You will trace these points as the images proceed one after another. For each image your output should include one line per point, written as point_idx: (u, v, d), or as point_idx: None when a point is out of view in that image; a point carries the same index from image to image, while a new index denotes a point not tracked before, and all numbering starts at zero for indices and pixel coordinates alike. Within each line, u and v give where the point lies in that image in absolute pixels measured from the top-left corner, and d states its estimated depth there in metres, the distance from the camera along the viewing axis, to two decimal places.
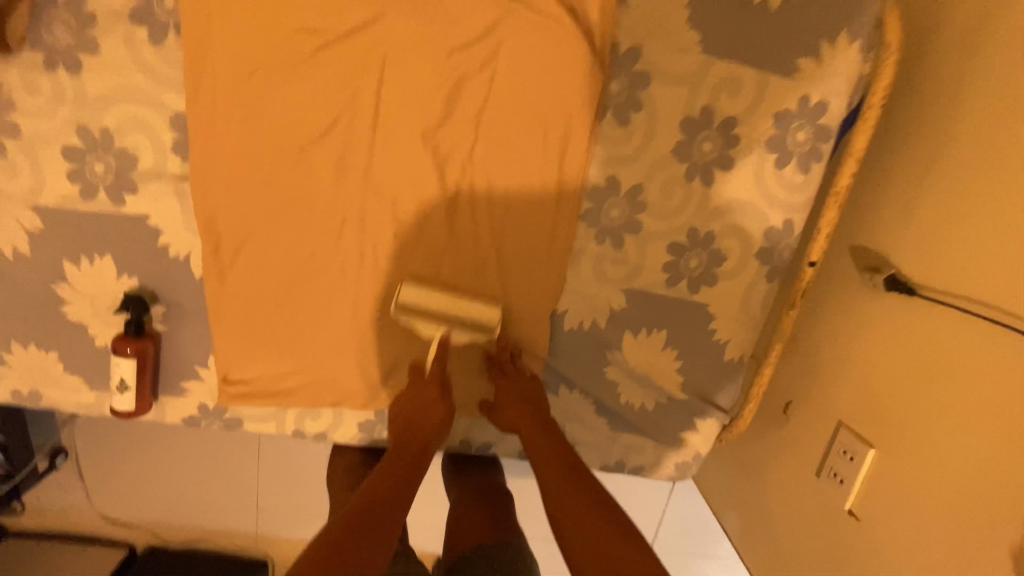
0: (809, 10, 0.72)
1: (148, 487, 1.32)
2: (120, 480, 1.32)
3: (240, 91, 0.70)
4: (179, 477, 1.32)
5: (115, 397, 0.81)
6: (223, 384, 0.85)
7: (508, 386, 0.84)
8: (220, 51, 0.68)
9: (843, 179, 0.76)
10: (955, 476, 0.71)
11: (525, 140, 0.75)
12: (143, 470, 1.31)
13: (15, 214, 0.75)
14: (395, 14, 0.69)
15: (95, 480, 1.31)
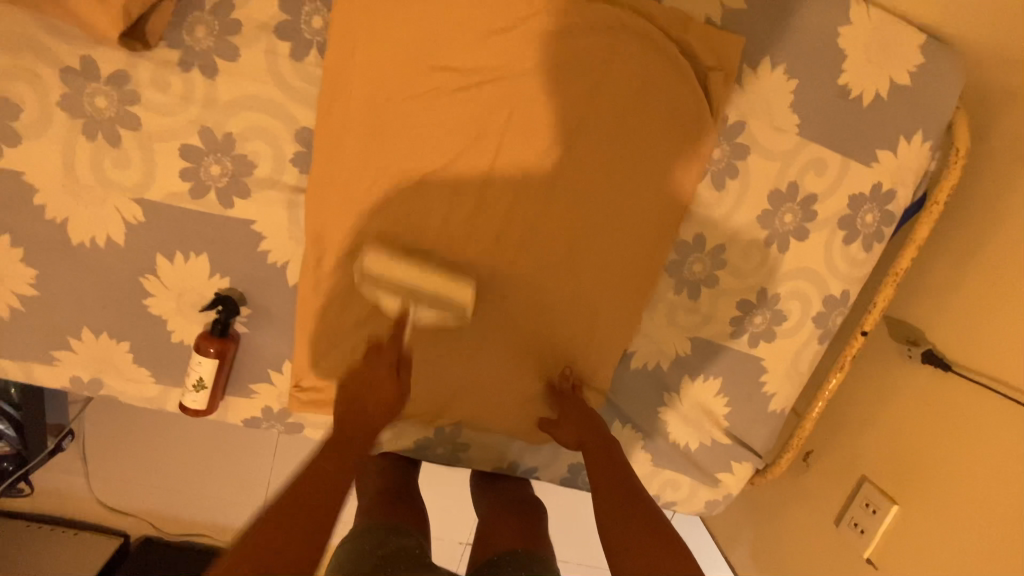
0: (896, 109, 0.80)
1: (150, 475, 1.20)
2: (122, 464, 1.19)
3: (374, 112, 0.72)
4: (188, 466, 1.20)
5: (188, 394, 0.81)
6: (294, 390, 0.84)
7: (570, 405, 0.86)
8: (362, 73, 0.70)
9: (903, 261, 0.84)
10: (980, 539, 0.78)
11: (640, 182, 0.79)
12: (150, 455, 1.19)
13: (117, 204, 0.74)
14: (531, 60, 0.73)
15: (96, 462, 1.18)
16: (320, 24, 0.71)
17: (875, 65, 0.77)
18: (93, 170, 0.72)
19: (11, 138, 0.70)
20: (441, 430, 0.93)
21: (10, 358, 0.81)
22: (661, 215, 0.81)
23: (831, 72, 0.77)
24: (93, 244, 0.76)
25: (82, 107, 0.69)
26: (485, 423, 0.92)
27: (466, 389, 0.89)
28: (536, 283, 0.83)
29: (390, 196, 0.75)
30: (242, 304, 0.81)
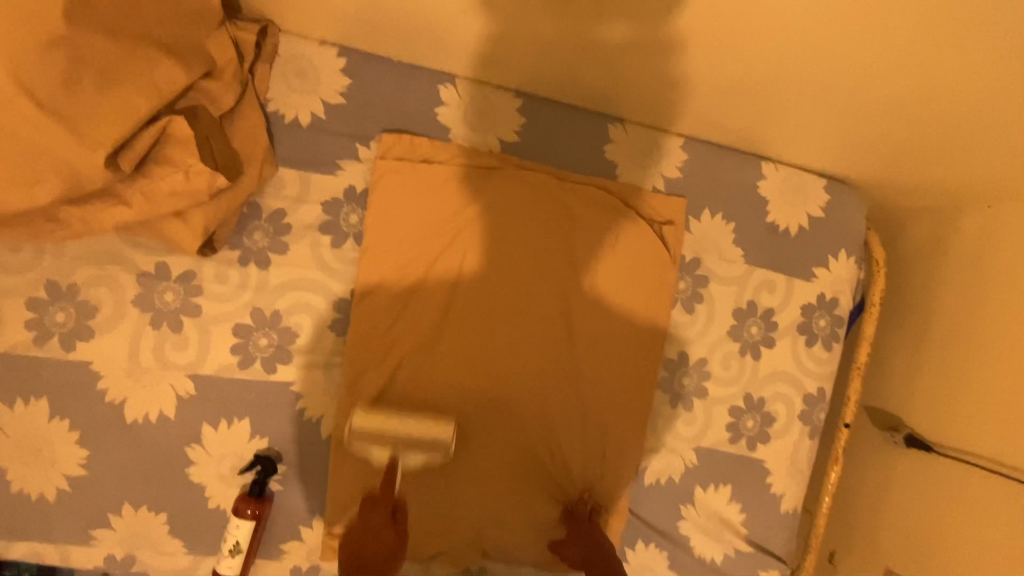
0: (819, 235, 0.98)
1: None
2: None
3: (401, 277, 0.87)
4: None
5: (224, 560, 0.84)
6: (328, 535, 0.88)
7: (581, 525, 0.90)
8: (389, 250, 0.87)
9: (861, 357, 0.97)
10: None
11: (627, 303, 0.93)
12: None
13: (173, 381, 0.84)
14: (523, 224, 0.90)
15: None
16: (355, 219, 0.88)
17: (794, 205, 0.97)
18: (156, 355, 0.83)
19: (86, 335, 0.82)
20: (468, 569, 0.95)
21: (48, 544, 0.83)
22: (651, 328, 0.94)
23: (762, 213, 0.96)
24: (147, 419, 0.84)
25: (152, 303, 0.83)
26: (510, 557, 0.94)
27: (490, 525, 0.93)
28: (550, 400, 0.92)
29: (412, 349, 0.87)
30: (278, 462, 0.87)
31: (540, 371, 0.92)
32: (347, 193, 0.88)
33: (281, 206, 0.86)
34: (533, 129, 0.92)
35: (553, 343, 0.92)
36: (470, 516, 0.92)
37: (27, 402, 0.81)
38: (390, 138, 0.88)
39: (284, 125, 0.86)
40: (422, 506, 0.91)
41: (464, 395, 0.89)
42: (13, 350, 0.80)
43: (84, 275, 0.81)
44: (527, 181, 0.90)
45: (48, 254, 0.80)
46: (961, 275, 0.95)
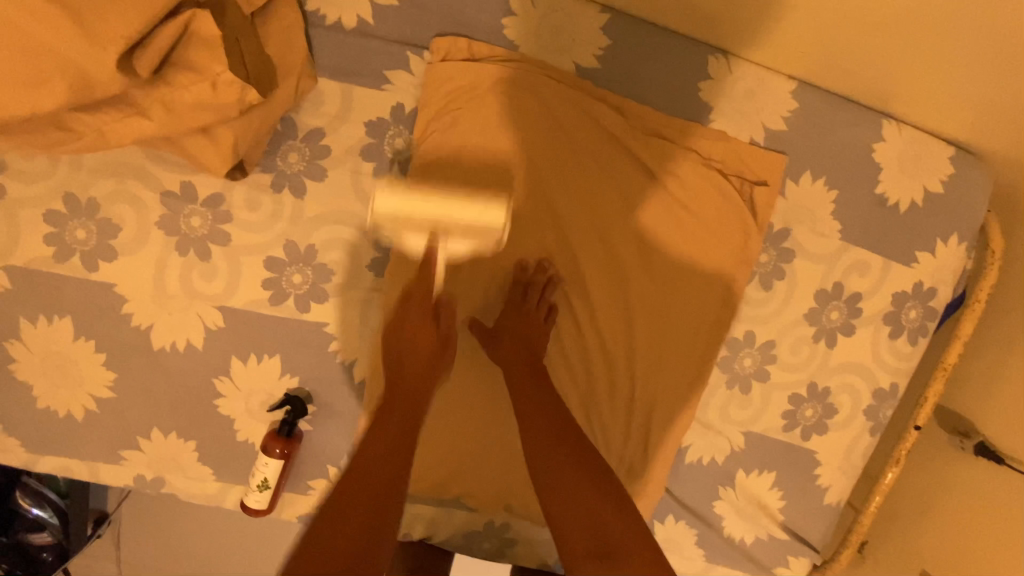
0: (932, 215, 0.84)
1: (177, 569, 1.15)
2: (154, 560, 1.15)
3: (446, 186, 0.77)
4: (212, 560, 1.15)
5: (252, 494, 0.82)
6: None
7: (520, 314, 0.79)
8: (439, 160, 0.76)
9: (950, 358, 0.86)
10: None
11: (695, 265, 0.82)
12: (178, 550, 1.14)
13: (199, 311, 0.79)
14: (590, 158, 0.78)
15: (132, 555, 1.15)
16: (402, 144, 0.77)
17: (909, 175, 0.82)
18: (182, 284, 0.77)
19: (109, 255, 0.75)
20: (490, 524, 0.93)
21: (81, 459, 0.84)
22: (718, 298, 0.83)
23: (869, 182, 0.82)
24: (174, 348, 0.80)
25: (177, 227, 0.75)
26: (535, 518, 0.92)
27: (518, 485, 0.90)
28: (591, 355, 0.85)
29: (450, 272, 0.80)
30: (308, 403, 0.83)
31: (586, 323, 0.84)
32: (394, 113, 0.76)
33: (320, 125, 0.75)
34: (616, 56, 0.77)
35: (605, 297, 0.83)
36: (498, 475, 0.89)
37: (51, 320, 0.77)
38: (445, 58, 0.75)
39: (325, 28, 0.73)
40: (453, 456, 0.88)
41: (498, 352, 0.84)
42: (33, 265, 0.75)
43: (104, 191, 0.73)
44: (605, 109, 0.77)
45: (65, 165, 0.73)
46: None
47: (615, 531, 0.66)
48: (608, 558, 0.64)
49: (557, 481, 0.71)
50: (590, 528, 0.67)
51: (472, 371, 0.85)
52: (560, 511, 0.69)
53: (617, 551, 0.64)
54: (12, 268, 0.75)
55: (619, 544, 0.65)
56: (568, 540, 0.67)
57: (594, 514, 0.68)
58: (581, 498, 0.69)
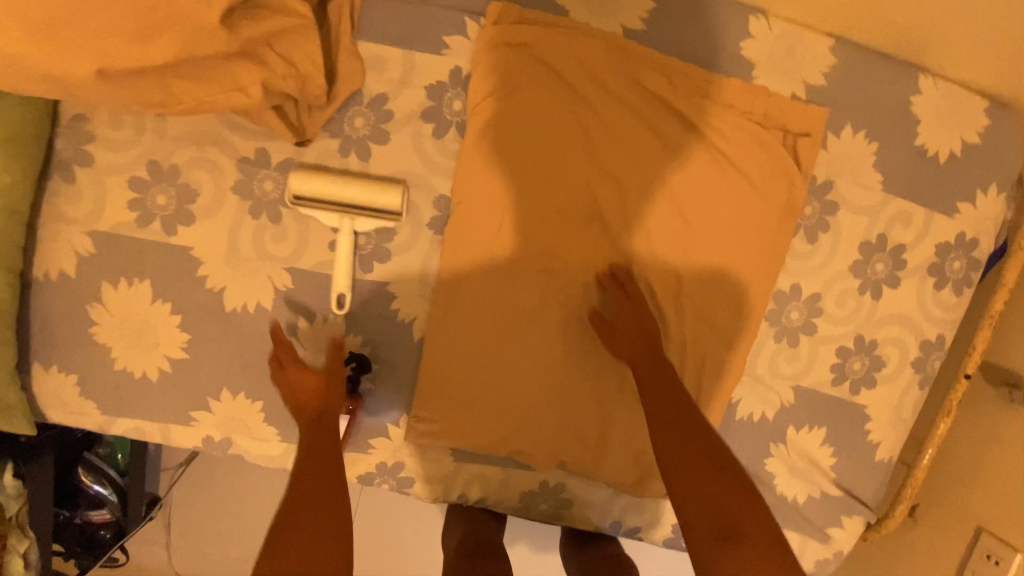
0: (971, 164, 0.86)
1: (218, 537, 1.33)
2: (197, 531, 1.33)
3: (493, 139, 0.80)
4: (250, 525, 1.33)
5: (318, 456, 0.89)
6: (413, 421, 0.89)
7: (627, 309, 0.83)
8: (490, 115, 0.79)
9: (996, 305, 0.88)
10: None
11: (740, 212, 0.84)
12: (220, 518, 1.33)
13: (270, 273, 0.82)
14: (637, 112, 0.81)
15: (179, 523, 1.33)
16: (460, 105, 0.80)
17: (947, 127, 0.85)
18: (254, 246, 0.81)
19: (187, 219, 0.80)
20: (545, 484, 0.95)
21: (152, 420, 0.87)
22: (764, 246, 0.85)
23: (909, 135, 0.84)
24: (245, 309, 0.84)
25: (251, 190, 0.80)
26: (591, 477, 0.94)
27: (571, 441, 0.92)
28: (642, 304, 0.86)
29: (501, 225, 0.83)
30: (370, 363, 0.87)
31: (633, 272, 0.85)
32: (453, 74, 0.80)
33: (385, 91, 0.79)
34: (661, 19, 0.81)
35: (652, 247, 0.85)
36: (551, 430, 0.91)
37: (130, 283, 0.82)
38: (498, 19, 0.78)
39: None
40: (507, 414, 0.90)
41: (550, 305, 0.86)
42: (116, 230, 0.80)
43: (185, 157, 0.78)
44: (651, 64, 0.81)
45: (150, 133, 0.78)
46: None
47: (735, 510, 0.65)
48: (731, 539, 0.63)
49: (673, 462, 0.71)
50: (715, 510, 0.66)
51: (524, 326, 0.87)
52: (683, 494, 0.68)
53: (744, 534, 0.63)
54: (97, 233, 0.80)
55: (744, 529, 0.64)
56: (696, 527, 0.65)
57: (715, 499, 0.67)
58: (700, 475, 0.69)
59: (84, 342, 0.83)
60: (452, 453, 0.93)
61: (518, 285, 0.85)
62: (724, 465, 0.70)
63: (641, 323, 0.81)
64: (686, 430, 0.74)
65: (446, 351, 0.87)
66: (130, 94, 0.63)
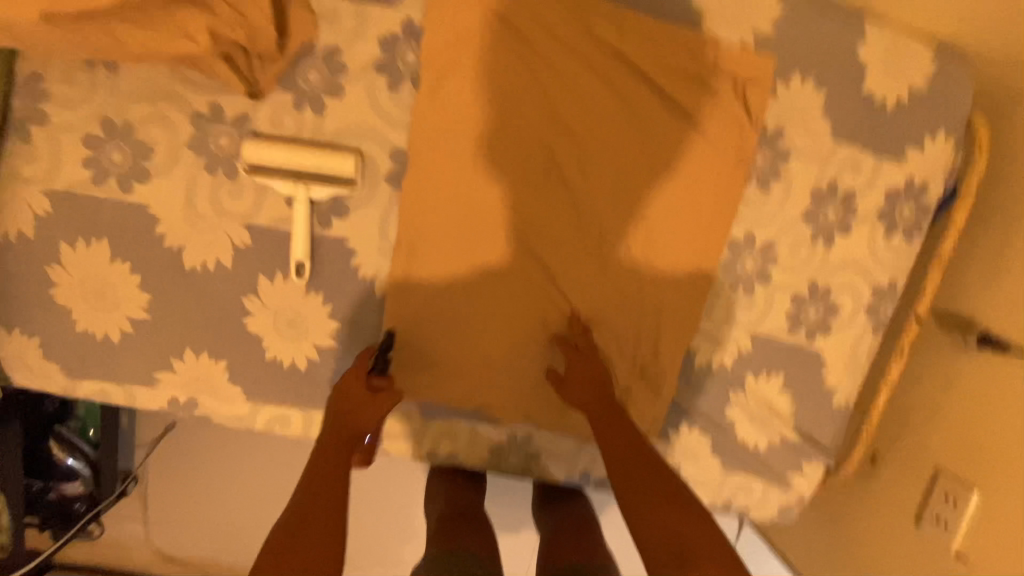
0: (919, 112, 0.88)
1: (203, 512, 1.36)
2: (180, 507, 1.35)
3: (447, 93, 0.81)
4: (234, 501, 1.36)
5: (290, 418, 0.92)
6: None
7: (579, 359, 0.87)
8: (444, 70, 0.80)
9: (946, 249, 0.90)
10: None
11: (693, 161, 0.86)
12: (205, 496, 1.35)
13: (228, 231, 0.83)
14: (588, 64, 0.83)
15: (160, 501, 1.35)
16: (414, 58, 0.80)
17: (895, 74, 0.87)
18: (211, 203, 0.82)
19: (143, 177, 0.80)
20: (513, 437, 0.97)
21: (116, 381, 0.88)
22: (718, 194, 0.87)
23: (856, 82, 0.86)
24: (205, 267, 0.84)
25: (206, 147, 0.80)
26: (556, 429, 0.96)
27: (536, 394, 0.93)
28: (599, 257, 0.88)
29: (458, 178, 0.83)
30: (334, 320, 0.88)
31: (589, 223, 0.87)
32: (405, 26, 0.80)
33: (337, 43, 0.79)
34: None
35: (609, 197, 0.86)
36: (515, 383, 0.92)
37: (89, 243, 0.81)
38: None
39: None
40: (470, 368, 0.91)
41: (509, 257, 0.87)
42: (72, 189, 0.79)
43: (138, 113, 0.78)
44: (602, 13, 0.81)
45: (101, 89, 0.77)
46: None
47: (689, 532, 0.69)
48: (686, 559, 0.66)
49: (627, 496, 0.76)
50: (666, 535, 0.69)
51: (483, 278, 0.88)
52: (639, 523, 0.72)
53: (695, 557, 0.66)
54: (53, 193, 0.79)
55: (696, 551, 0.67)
56: (653, 553, 0.68)
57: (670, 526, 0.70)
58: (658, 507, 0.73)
59: (44, 304, 0.83)
60: (419, 409, 0.94)
61: (477, 238, 0.86)
62: (676, 494, 0.74)
63: (593, 367, 0.86)
64: (644, 467, 0.78)
65: (407, 306, 0.87)
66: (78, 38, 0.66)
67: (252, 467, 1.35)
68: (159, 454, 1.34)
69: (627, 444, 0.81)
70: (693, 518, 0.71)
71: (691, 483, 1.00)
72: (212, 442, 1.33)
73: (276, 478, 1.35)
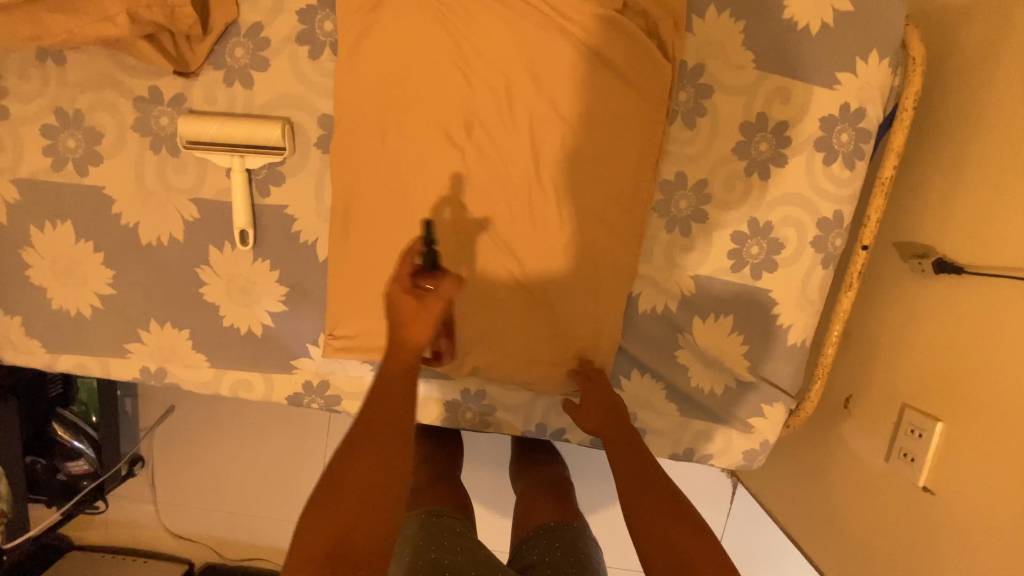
0: (844, 33, 0.86)
1: (207, 493, 1.44)
2: (185, 489, 1.44)
3: (363, 54, 0.84)
4: (236, 481, 1.43)
5: (252, 381, 0.97)
6: (329, 337, 0.93)
7: (594, 388, 0.92)
8: (359, 33, 0.84)
9: (886, 171, 0.88)
10: (1015, 440, 0.77)
11: (613, 101, 0.86)
12: (207, 477, 1.43)
13: (177, 205, 0.89)
14: (497, 13, 0.84)
15: (166, 482, 1.43)
16: (331, 26, 0.85)
17: None
18: (159, 179, 0.88)
19: (96, 160, 0.87)
20: (467, 393, 0.99)
21: (92, 354, 0.95)
22: (641, 133, 0.87)
23: (772, 10, 0.86)
24: (159, 241, 0.90)
25: (149, 127, 0.86)
26: (507, 381, 0.97)
27: (483, 347, 0.94)
28: (527, 205, 0.89)
29: (381, 137, 0.87)
30: (282, 285, 0.93)
31: (514, 172, 0.88)
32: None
33: (259, 20, 0.85)
34: None
35: (531, 144, 0.88)
36: (462, 336, 0.93)
37: (55, 225, 0.89)
38: None
39: None
40: None
41: (438, 210, 0.89)
42: (35, 176, 0.87)
43: (86, 101, 0.85)
44: None
45: (53, 82, 0.85)
46: (1003, 72, 0.84)
47: (686, 539, 0.72)
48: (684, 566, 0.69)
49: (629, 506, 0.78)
50: (660, 537, 0.73)
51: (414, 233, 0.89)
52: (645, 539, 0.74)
53: (693, 562, 0.70)
54: (19, 180, 0.87)
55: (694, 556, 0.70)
56: (653, 556, 0.72)
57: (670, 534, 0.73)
58: (660, 517, 0.75)
59: (23, 284, 0.91)
60: (370, 367, 0.97)
61: (407, 194, 0.88)
62: (674, 502, 0.77)
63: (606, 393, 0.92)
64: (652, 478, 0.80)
65: (345, 266, 0.90)
66: (10, 28, 0.75)
67: (248, 448, 1.42)
68: (163, 437, 1.43)
69: (632, 459, 0.84)
70: (687, 526, 0.74)
71: (648, 431, 1.00)
72: (210, 425, 1.42)
73: (273, 458, 1.42)
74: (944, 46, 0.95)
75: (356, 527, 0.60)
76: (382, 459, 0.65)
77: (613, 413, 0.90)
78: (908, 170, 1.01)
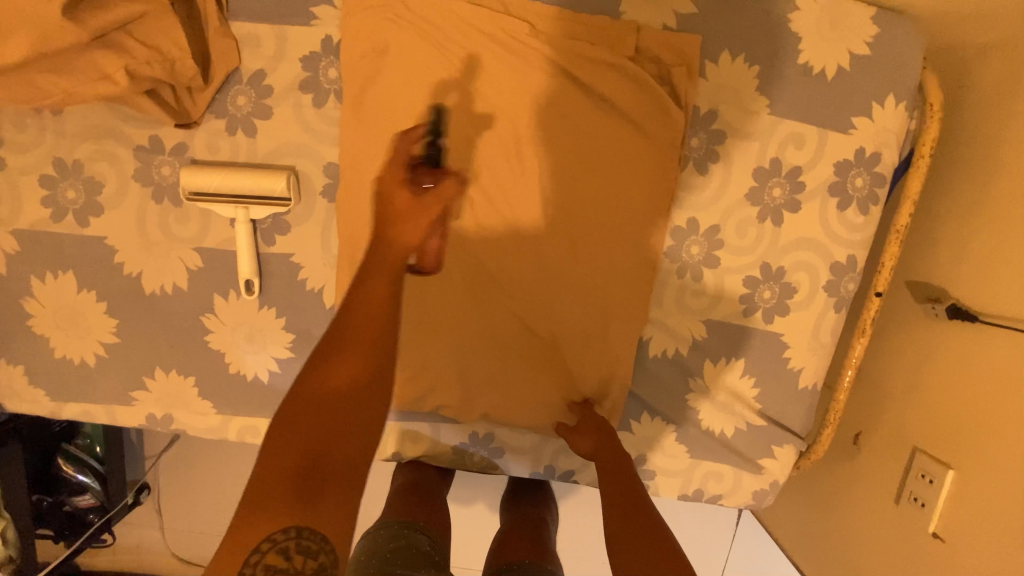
0: (860, 77, 0.84)
1: (211, 521, 1.43)
2: (190, 517, 1.43)
3: (367, 102, 0.82)
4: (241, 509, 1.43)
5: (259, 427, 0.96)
6: None
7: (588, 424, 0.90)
8: (363, 81, 0.82)
9: (901, 218, 0.87)
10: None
11: (623, 148, 0.85)
12: (211, 505, 1.42)
13: (180, 255, 0.87)
14: (505, 59, 0.82)
15: (172, 510, 1.43)
16: (335, 74, 0.83)
17: (829, 41, 0.84)
18: (161, 229, 0.86)
19: (97, 211, 0.85)
20: (474, 436, 0.98)
21: (97, 401, 0.94)
22: (652, 180, 0.85)
23: (786, 54, 0.84)
24: (162, 290, 0.89)
25: (151, 176, 0.85)
26: (514, 424, 0.97)
27: (491, 393, 0.93)
28: (537, 252, 0.88)
29: None
30: (288, 333, 0.91)
31: (523, 219, 0.87)
32: (324, 45, 0.83)
33: (261, 67, 0.82)
34: None
35: (540, 192, 0.86)
36: (469, 383, 0.93)
37: (56, 275, 0.87)
38: None
39: None
40: (425, 372, 0.92)
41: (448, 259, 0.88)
42: (35, 227, 0.85)
43: (85, 151, 0.84)
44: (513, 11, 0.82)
45: (50, 132, 0.83)
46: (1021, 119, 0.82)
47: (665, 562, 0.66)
48: None
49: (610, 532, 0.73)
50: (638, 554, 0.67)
51: (422, 282, 0.88)
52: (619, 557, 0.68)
53: None
54: (19, 231, 0.86)
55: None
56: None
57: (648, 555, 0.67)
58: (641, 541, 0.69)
59: (25, 334, 0.90)
60: None
61: None
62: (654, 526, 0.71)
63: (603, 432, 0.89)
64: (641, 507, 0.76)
65: None
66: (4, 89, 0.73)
67: None
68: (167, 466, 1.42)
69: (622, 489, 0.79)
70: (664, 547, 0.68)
71: (657, 472, 0.99)
72: (213, 455, 1.40)
73: None
74: (961, 85, 0.93)
75: (330, 447, 0.58)
76: (364, 371, 0.61)
77: (609, 443, 0.87)
78: (923, 209, 1.00)
